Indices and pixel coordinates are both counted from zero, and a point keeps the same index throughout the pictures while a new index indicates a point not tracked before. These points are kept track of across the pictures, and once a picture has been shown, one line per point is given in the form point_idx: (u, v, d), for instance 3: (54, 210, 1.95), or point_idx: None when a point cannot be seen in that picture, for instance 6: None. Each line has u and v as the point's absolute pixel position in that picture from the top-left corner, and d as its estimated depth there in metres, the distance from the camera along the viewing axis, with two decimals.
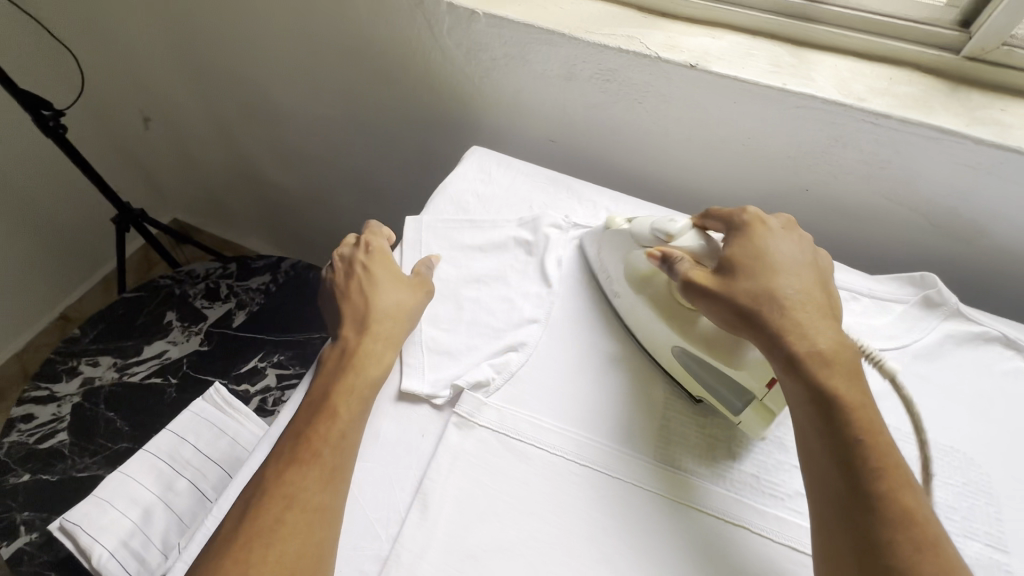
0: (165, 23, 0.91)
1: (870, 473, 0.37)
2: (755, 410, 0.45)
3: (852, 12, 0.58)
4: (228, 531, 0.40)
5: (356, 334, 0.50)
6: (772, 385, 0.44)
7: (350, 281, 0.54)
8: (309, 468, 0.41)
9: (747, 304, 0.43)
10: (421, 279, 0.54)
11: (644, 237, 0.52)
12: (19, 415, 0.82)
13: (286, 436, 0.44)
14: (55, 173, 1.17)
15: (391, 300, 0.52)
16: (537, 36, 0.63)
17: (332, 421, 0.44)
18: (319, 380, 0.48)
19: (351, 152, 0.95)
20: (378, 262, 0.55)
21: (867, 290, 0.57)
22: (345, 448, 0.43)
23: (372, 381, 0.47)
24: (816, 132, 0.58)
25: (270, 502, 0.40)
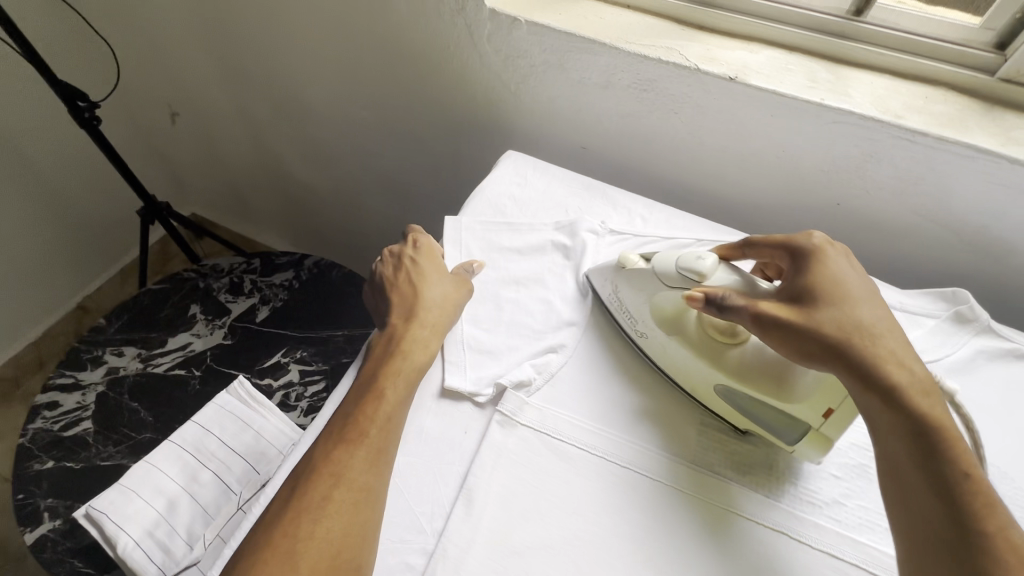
0: (201, 20, 0.92)
1: (975, 514, 0.36)
2: (811, 440, 0.45)
3: (889, 31, 0.60)
4: (275, 511, 0.41)
5: (403, 323, 0.52)
6: (829, 416, 0.43)
7: (399, 273, 0.56)
8: (356, 448, 0.43)
9: (825, 339, 0.41)
10: (464, 273, 0.56)
11: (671, 277, 0.50)
12: (44, 402, 0.83)
13: (336, 416, 0.45)
14: (79, 163, 1.18)
15: (437, 293, 0.53)
16: (578, 44, 0.64)
17: (379, 404, 0.45)
18: (367, 364, 0.50)
19: (379, 153, 0.96)
20: (425, 257, 0.57)
21: (899, 303, 0.58)
22: (391, 430, 0.45)
23: (417, 369, 0.49)
24: (852, 147, 0.59)
25: (317, 480, 0.41)
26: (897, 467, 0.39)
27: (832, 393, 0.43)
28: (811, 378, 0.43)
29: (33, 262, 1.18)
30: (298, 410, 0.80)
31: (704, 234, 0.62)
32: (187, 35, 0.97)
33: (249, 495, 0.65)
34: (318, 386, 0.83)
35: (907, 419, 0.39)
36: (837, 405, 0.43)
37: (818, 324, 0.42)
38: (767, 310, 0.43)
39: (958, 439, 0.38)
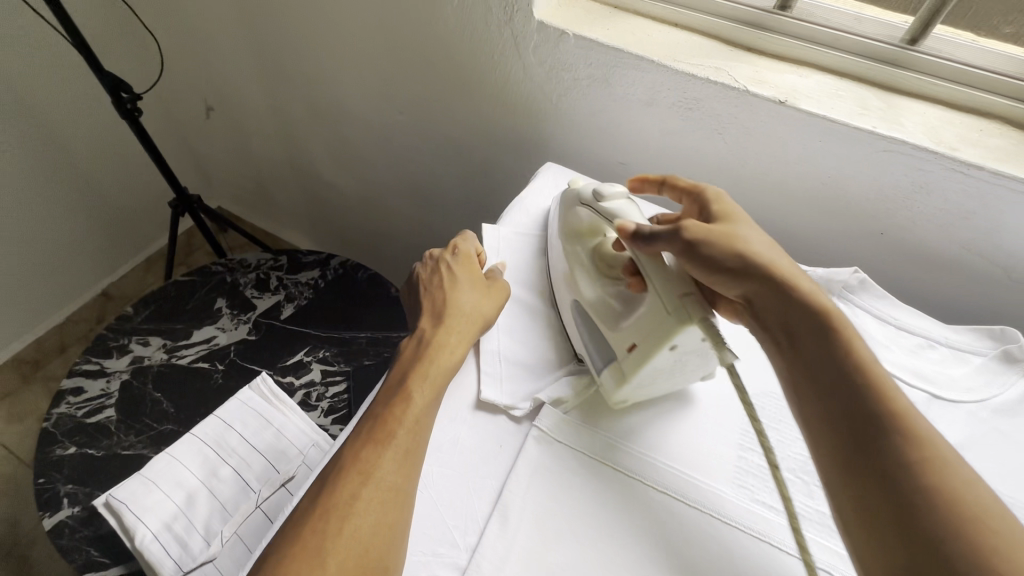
0: (245, 17, 0.93)
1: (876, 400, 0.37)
2: (613, 372, 0.47)
3: (944, 62, 0.59)
4: (302, 511, 0.40)
5: (433, 325, 0.52)
6: (632, 350, 0.46)
7: (434, 279, 0.57)
8: (384, 448, 0.42)
9: (726, 252, 0.46)
10: (497, 282, 0.56)
11: (586, 197, 0.58)
12: (68, 387, 0.83)
13: (365, 418, 0.45)
14: (113, 151, 1.19)
15: (469, 299, 0.53)
16: (625, 60, 0.64)
17: (407, 405, 0.45)
18: (397, 365, 0.50)
19: (412, 155, 0.96)
20: (461, 264, 0.57)
21: (944, 338, 0.56)
22: (419, 433, 0.44)
23: (446, 371, 0.48)
24: (902, 177, 0.58)
25: (346, 478, 0.41)
26: (808, 360, 0.41)
27: (643, 328, 0.46)
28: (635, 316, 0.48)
29: (63, 246, 1.20)
30: (318, 410, 0.80)
31: None
32: (230, 32, 0.98)
33: (269, 495, 0.64)
34: (339, 387, 0.83)
35: (809, 316, 0.42)
36: (639, 341, 0.45)
37: (723, 241, 0.46)
38: (685, 227, 0.47)
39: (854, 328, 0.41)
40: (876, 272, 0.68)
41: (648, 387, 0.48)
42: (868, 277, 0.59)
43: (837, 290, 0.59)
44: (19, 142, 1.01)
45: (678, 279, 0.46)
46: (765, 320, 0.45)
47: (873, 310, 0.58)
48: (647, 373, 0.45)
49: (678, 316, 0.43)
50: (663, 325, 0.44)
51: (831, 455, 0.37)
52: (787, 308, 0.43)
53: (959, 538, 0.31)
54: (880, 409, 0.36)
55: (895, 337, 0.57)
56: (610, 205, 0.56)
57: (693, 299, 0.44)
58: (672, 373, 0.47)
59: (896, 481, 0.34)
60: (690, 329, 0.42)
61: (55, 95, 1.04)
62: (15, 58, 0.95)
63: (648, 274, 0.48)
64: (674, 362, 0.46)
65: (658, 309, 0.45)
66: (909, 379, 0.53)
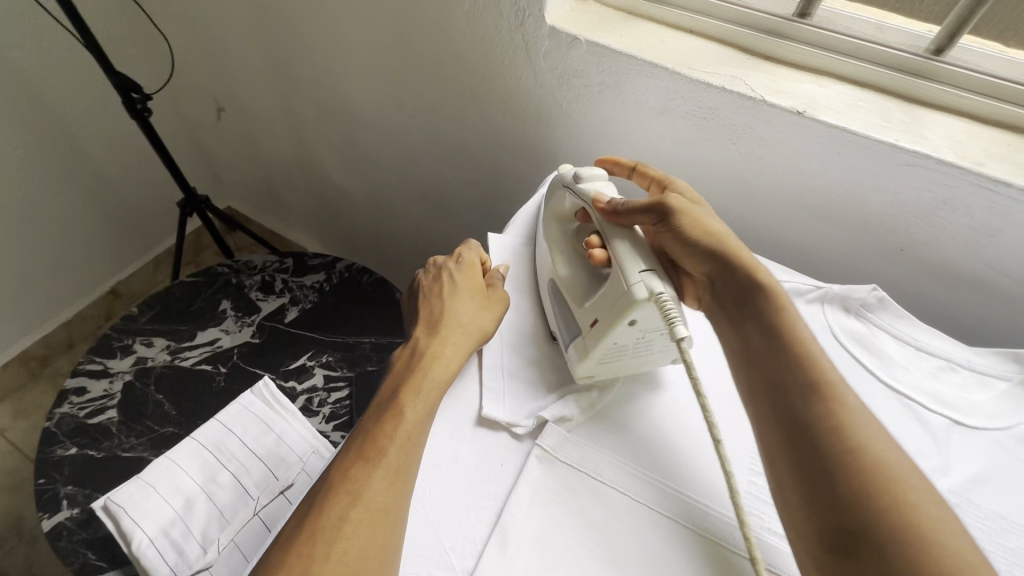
0: (257, 20, 0.93)
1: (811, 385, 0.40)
2: (578, 347, 0.48)
3: (972, 73, 0.57)
4: (291, 531, 0.40)
5: (428, 336, 0.51)
6: (594, 325, 0.47)
7: (433, 289, 0.56)
8: (374, 468, 0.41)
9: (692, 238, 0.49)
10: (497, 292, 0.56)
11: (567, 179, 0.58)
12: (72, 387, 0.83)
13: (356, 434, 0.45)
14: (124, 150, 1.20)
15: (466, 310, 0.53)
16: (638, 67, 0.63)
17: (398, 421, 0.44)
18: (390, 377, 0.49)
19: (419, 159, 0.96)
20: (462, 273, 0.56)
21: (967, 361, 0.54)
22: (410, 449, 0.43)
23: (439, 385, 0.48)
24: (926, 192, 0.56)
25: (334, 498, 0.40)
26: (754, 337, 0.45)
27: (604, 303, 0.47)
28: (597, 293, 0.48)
29: (73, 244, 1.20)
30: (320, 416, 0.79)
31: None
32: (241, 33, 0.98)
33: (267, 502, 0.63)
34: (341, 393, 0.82)
35: (757, 297, 0.46)
36: (600, 315, 0.46)
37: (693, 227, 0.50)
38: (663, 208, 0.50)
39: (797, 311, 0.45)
40: (896, 289, 0.66)
41: (613, 366, 0.48)
42: (888, 295, 0.56)
43: (854, 308, 0.57)
44: (30, 140, 1.02)
45: (644, 256, 0.47)
46: (719, 299, 0.48)
47: (892, 330, 0.56)
48: (607, 349, 0.46)
49: (634, 290, 0.44)
50: (619, 300, 0.45)
51: (771, 427, 0.41)
52: (741, 292, 0.47)
53: (866, 501, 0.35)
54: (811, 383, 0.40)
55: (914, 358, 0.55)
56: (587, 185, 0.55)
57: (651, 275, 0.45)
58: (636, 351, 0.47)
59: (820, 447, 0.38)
60: (645, 304, 0.43)
61: (68, 94, 1.05)
62: (28, 57, 0.96)
63: (618, 248, 0.48)
64: (635, 341, 0.46)
65: (617, 284, 0.46)
66: (928, 402, 0.51)
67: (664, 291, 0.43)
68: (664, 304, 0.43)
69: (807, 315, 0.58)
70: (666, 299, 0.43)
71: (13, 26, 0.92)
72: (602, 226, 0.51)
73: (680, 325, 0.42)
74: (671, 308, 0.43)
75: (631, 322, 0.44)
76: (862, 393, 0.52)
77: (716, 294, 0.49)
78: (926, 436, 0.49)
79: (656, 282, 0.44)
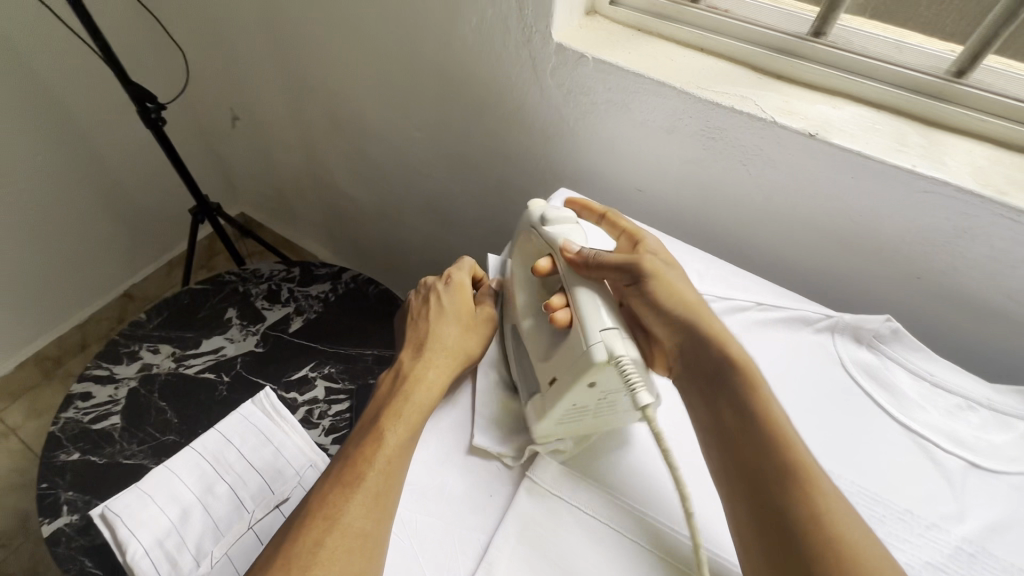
0: (270, 32, 0.94)
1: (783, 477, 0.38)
2: (534, 405, 0.45)
3: (995, 97, 0.54)
4: (268, 557, 0.40)
5: (413, 359, 0.51)
6: (551, 382, 0.44)
7: (422, 309, 0.56)
8: (352, 492, 0.42)
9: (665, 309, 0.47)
10: (486, 313, 0.55)
11: (534, 220, 0.54)
12: (78, 392, 0.84)
13: (337, 458, 0.45)
14: (141, 157, 1.22)
15: (452, 333, 0.52)
16: (645, 85, 0.61)
17: (378, 445, 0.44)
18: (375, 400, 0.49)
19: (426, 172, 0.96)
20: (451, 293, 0.56)
21: (986, 400, 0.51)
22: (390, 475, 0.43)
23: (421, 408, 0.47)
24: (944, 220, 0.54)
25: (311, 523, 0.40)
26: (721, 411, 0.42)
27: (561, 361, 0.44)
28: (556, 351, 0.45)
29: (89, 247, 1.22)
30: (320, 428, 0.78)
31: (764, 297, 0.59)
32: (255, 44, 0.99)
33: (262, 516, 0.61)
34: (342, 406, 0.81)
35: (727, 369, 0.43)
36: (558, 373, 0.44)
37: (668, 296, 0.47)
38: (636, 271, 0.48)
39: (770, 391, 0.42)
40: (912, 318, 0.63)
41: (574, 427, 0.45)
42: (902, 326, 0.54)
43: (866, 339, 0.55)
44: (49, 146, 1.04)
45: (610, 312, 0.44)
46: (686, 369, 0.46)
47: (906, 363, 0.54)
48: (566, 410, 0.43)
49: (593, 351, 0.41)
50: (579, 361, 0.42)
51: (750, 519, 0.38)
52: (711, 369, 0.44)
53: None
54: (780, 464, 0.38)
55: (930, 395, 0.52)
56: (555, 229, 0.52)
57: (614, 334, 0.42)
58: (591, 412, 0.44)
59: (793, 535, 0.36)
60: (605, 366, 0.41)
61: (88, 102, 1.07)
62: (50, 66, 0.98)
63: (582, 305, 0.44)
64: (596, 402, 0.43)
65: (577, 342, 0.43)
66: (943, 442, 0.49)
67: (625, 354, 0.41)
68: (623, 370, 0.40)
69: (816, 345, 0.56)
70: (627, 363, 0.40)
71: (34, 36, 0.94)
72: (567, 278, 0.48)
73: (642, 392, 0.40)
74: (632, 373, 0.40)
75: (590, 384, 0.41)
76: (872, 430, 0.50)
77: (685, 363, 0.46)
78: (940, 479, 0.47)
79: (617, 342, 0.41)
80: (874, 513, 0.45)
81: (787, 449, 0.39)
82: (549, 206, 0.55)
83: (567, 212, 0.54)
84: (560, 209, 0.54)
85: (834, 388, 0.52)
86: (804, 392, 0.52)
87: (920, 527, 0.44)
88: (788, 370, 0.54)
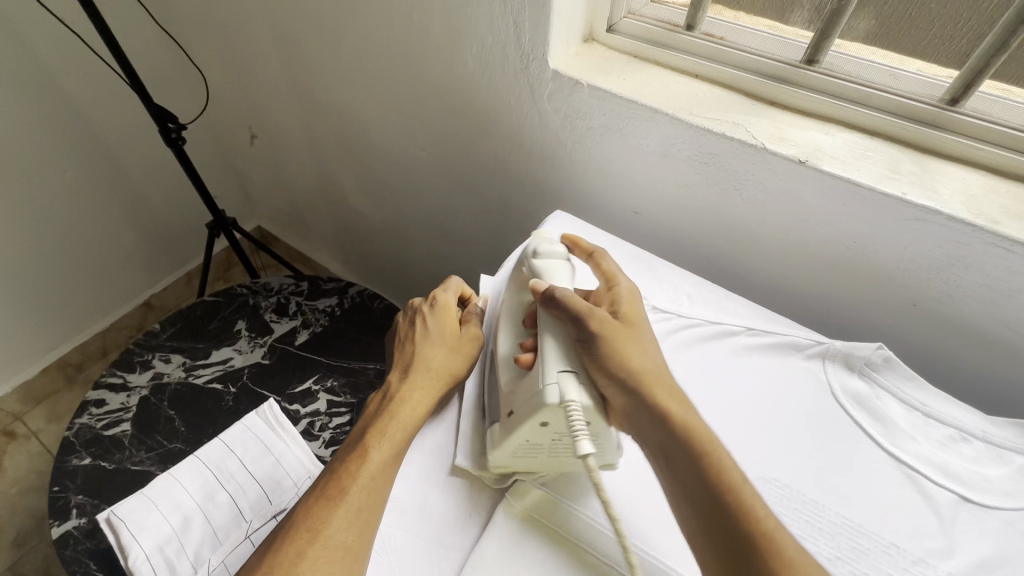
0: (285, 55, 0.98)
1: (749, 544, 0.38)
2: (490, 434, 0.47)
3: (990, 124, 0.54)
4: (253, 566, 0.41)
5: (399, 379, 0.52)
6: (508, 416, 0.46)
7: (410, 330, 0.57)
8: (336, 506, 0.43)
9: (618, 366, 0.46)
10: (472, 332, 0.56)
11: (527, 254, 0.56)
12: (93, 399, 0.88)
13: (324, 472, 0.46)
14: (164, 172, 1.28)
15: (437, 353, 0.53)
16: (639, 111, 0.62)
17: (362, 461, 0.45)
18: (362, 417, 0.51)
19: (432, 191, 0.98)
20: (437, 314, 0.57)
21: (979, 431, 0.50)
22: (373, 489, 0.44)
23: (405, 425, 0.48)
24: (937, 248, 0.53)
25: (294, 534, 0.42)
26: (682, 479, 0.42)
27: (517, 398, 0.45)
28: (513, 390, 0.47)
29: (112, 258, 1.28)
30: (320, 440, 0.80)
31: (755, 321, 0.59)
32: (270, 66, 1.03)
33: (259, 525, 0.62)
34: (342, 419, 0.83)
35: (683, 432, 0.43)
36: (515, 408, 0.45)
37: (623, 353, 0.46)
38: (591, 324, 0.47)
39: (724, 451, 0.42)
40: (909, 347, 0.62)
41: (528, 462, 0.46)
42: (894, 354, 0.53)
43: (858, 366, 0.54)
44: (78, 162, 1.10)
45: (571, 356, 0.46)
46: (644, 436, 0.45)
47: (899, 393, 0.53)
48: (518, 444, 0.44)
49: (546, 392, 0.43)
50: (532, 400, 0.43)
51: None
52: (664, 429, 0.44)
53: None
54: (746, 531, 0.38)
55: (921, 425, 0.51)
56: (541, 262, 0.54)
57: (571, 377, 0.43)
58: (544, 451, 0.45)
59: None
60: (555, 408, 0.42)
61: (113, 121, 1.13)
62: (80, 87, 1.04)
63: (544, 346, 0.47)
64: (551, 442, 0.44)
65: (536, 380, 0.45)
66: (934, 475, 0.48)
67: (576, 401, 0.42)
68: (570, 414, 0.41)
69: (805, 371, 0.55)
70: (575, 410, 0.41)
71: (65, 60, 1.00)
72: (541, 318, 0.50)
73: (585, 442, 0.40)
74: (576, 422, 0.41)
75: (541, 424, 0.43)
76: (862, 461, 0.49)
77: (642, 430, 0.45)
78: (929, 512, 0.46)
79: (571, 387, 0.43)
80: (858, 545, 0.44)
81: (750, 515, 0.39)
82: (546, 240, 0.57)
83: (561, 249, 0.56)
84: (553, 243, 0.56)
85: (823, 416, 0.52)
86: (792, 419, 0.52)
87: (905, 562, 0.43)
88: (776, 396, 0.54)
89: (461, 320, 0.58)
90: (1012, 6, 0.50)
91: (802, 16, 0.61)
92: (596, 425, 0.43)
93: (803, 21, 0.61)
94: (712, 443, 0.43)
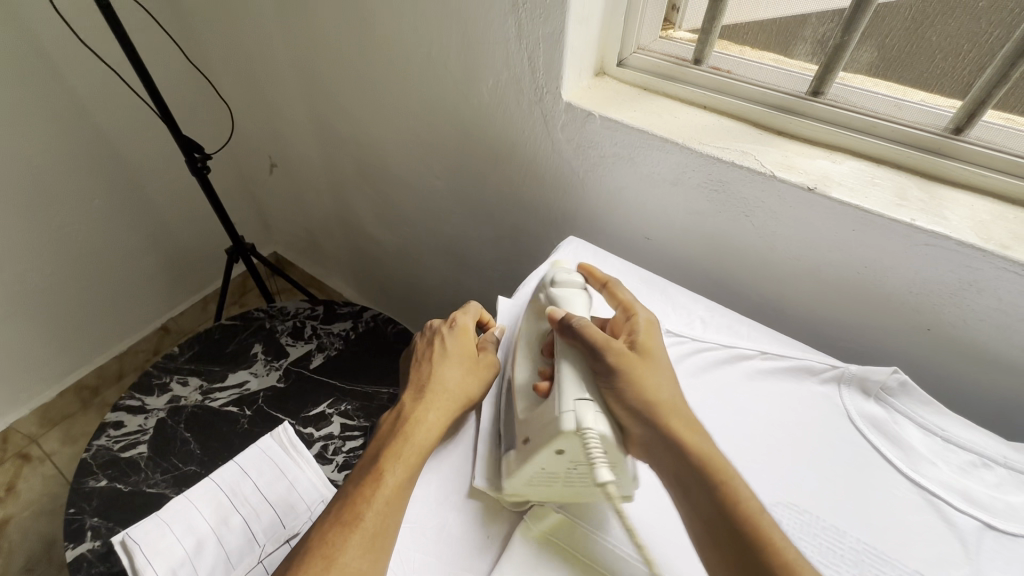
0: (308, 88, 1.02)
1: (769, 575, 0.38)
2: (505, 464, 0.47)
3: (994, 152, 0.55)
4: None
5: (413, 401, 0.53)
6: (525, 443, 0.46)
7: (427, 351, 0.58)
8: (351, 532, 0.43)
9: (634, 398, 0.46)
10: (489, 355, 0.58)
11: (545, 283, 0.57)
12: (111, 421, 0.89)
13: (338, 497, 0.47)
14: (185, 198, 1.32)
15: (454, 375, 0.54)
16: (650, 141, 0.64)
17: (378, 485, 0.46)
18: (376, 438, 0.51)
19: (446, 218, 1.00)
20: (457, 336, 0.58)
21: (1001, 456, 0.50)
22: (390, 513, 0.45)
23: (421, 449, 0.49)
24: (949, 273, 0.54)
25: (309, 560, 0.42)
26: (699, 509, 0.42)
27: (530, 425, 0.46)
28: (526, 422, 0.47)
29: (132, 282, 1.31)
30: (333, 464, 0.80)
31: (768, 345, 0.60)
32: (293, 99, 1.07)
33: (272, 550, 0.61)
34: (356, 442, 0.83)
35: (699, 463, 0.43)
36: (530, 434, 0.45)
37: (640, 383, 0.47)
38: (611, 355, 0.48)
39: (743, 484, 0.43)
40: (923, 373, 0.63)
41: (545, 491, 0.46)
42: (910, 379, 0.53)
43: (873, 391, 0.54)
44: (105, 189, 1.14)
45: (588, 383, 0.47)
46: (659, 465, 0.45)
47: (917, 418, 0.53)
48: (535, 473, 0.44)
49: (563, 419, 0.43)
50: (549, 426, 0.44)
51: None
52: (680, 461, 0.44)
53: None
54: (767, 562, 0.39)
55: (941, 451, 0.51)
56: (559, 291, 0.55)
57: (588, 405, 0.44)
58: (559, 480, 0.45)
59: None
60: (571, 435, 0.42)
61: (141, 151, 1.17)
62: (110, 119, 1.09)
63: (562, 373, 0.48)
64: (566, 471, 0.44)
65: (552, 407, 0.45)
66: (955, 500, 0.47)
67: (593, 429, 0.42)
68: (587, 442, 0.42)
69: (822, 396, 0.55)
70: (592, 438, 0.42)
71: (99, 96, 1.05)
72: (558, 347, 0.51)
73: (602, 469, 0.41)
74: (595, 452, 0.42)
75: (557, 451, 0.43)
76: (881, 486, 0.49)
77: (659, 461, 0.45)
78: (953, 539, 0.45)
79: (587, 414, 0.43)
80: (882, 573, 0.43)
81: (769, 546, 0.39)
82: (563, 269, 0.58)
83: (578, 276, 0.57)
84: (570, 273, 0.57)
85: (840, 440, 0.52)
86: (810, 443, 0.52)
87: None
88: (790, 420, 0.54)
89: (478, 342, 0.60)
90: (1012, 39, 0.52)
91: (806, 50, 0.63)
92: (613, 455, 0.44)
93: (807, 54, 0.63)
94: (730, 476, 0.43)
